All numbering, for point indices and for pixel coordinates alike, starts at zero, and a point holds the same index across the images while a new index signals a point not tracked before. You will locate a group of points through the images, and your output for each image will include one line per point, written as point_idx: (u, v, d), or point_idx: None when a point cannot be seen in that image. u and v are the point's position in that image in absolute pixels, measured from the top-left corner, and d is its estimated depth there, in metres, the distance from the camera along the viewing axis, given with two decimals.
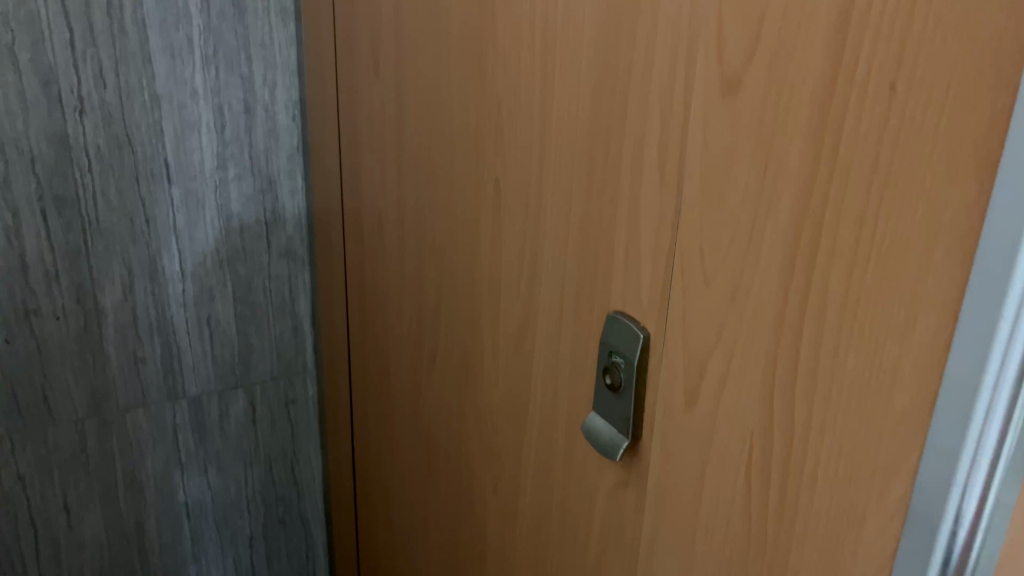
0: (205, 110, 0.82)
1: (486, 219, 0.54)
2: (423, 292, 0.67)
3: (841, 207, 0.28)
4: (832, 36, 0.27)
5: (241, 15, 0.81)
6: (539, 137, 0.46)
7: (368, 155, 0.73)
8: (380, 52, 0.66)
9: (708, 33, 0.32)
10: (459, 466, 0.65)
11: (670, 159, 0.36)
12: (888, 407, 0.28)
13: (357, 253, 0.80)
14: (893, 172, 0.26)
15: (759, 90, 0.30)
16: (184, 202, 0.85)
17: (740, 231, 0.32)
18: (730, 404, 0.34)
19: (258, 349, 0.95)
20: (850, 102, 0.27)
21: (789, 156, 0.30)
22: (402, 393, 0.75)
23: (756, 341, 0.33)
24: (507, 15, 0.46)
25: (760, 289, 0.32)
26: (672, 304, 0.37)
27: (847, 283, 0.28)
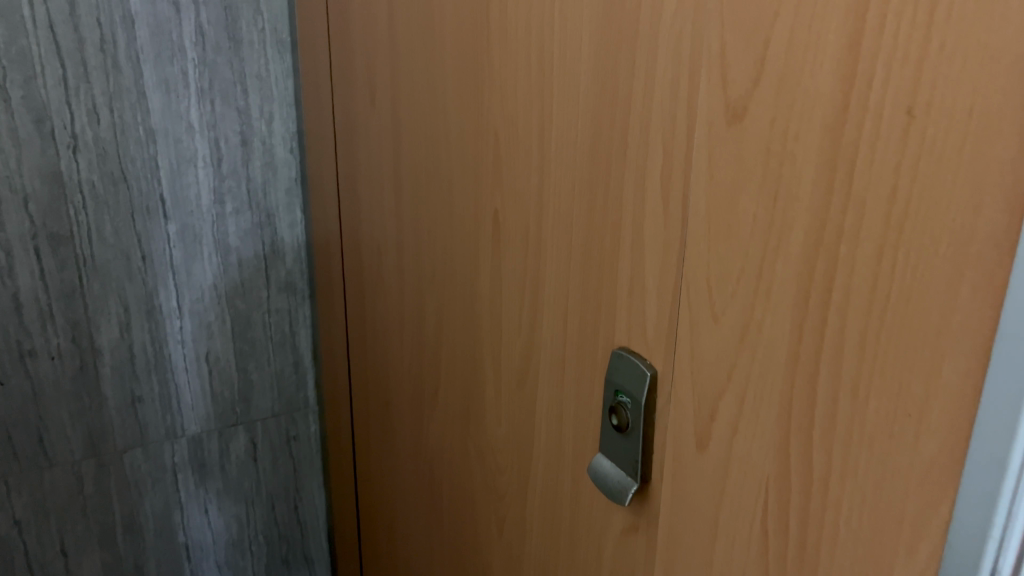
0: (201, 144, 0.81)
1: (485, 251, 0.52)
2: (423, 326, 0.65)
3: (858, 241, 0.26)
4: (842, 59, 0.26)
5: (237, 48, 0.81)
6: (538, 166, 0.44)
7: (366, 187, 0.72)
8: (377, 83, 0.65)
9: (710, 59, 0.31)
10: (463, 507, 0.63)
11: (674, 189, 0.34)
12: (915, 454, 0.26)
13: (357, 286, 0.79)
14: (913, 203, 0.24)
15: (765, 117, 0.29)
16: (181, 238, 0.83)
17: (750, 264, 0.31)
18: (743, 447, 0.33)
19: (258, 385, 0.93)
20: (864, 130, 0.25)
21: (801, 186, 0.28)
22: (404, 430, 0.73)
23: (769, 381, 0.31)
24: (503, 42, 0.45)
25: (772, 326, 0.30)
26: (680, 341, 0.35)
27: (865, 320, 0.27)
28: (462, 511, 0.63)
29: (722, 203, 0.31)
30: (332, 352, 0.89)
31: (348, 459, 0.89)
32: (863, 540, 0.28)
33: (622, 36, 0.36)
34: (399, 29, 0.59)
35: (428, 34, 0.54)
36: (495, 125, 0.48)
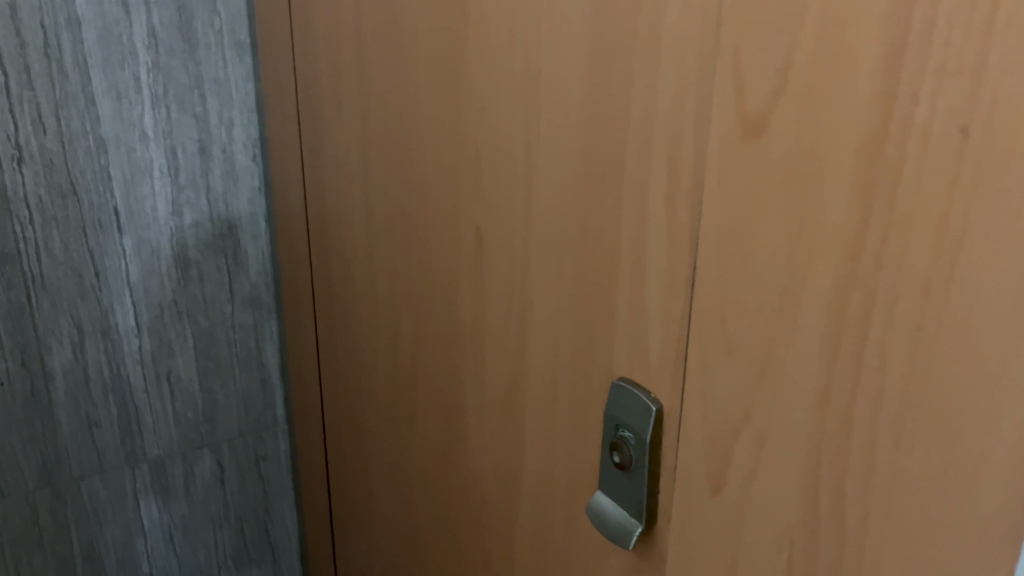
0: (157, 153, 0.77)
1: (466, 270, 0.49)
2: (398, 344, 0.61)
3: (900, 274, 0.24)
4: (882, 70, 0.23)
5: (193, 51, 0.76)
6: (523, 181, 0.41)
7: (334, 198, 0.68)
8: (344, 88, 0.61)
9: (722, 68, 0.28)
10: (445, 536, 0.59)
11: (681, 210, 0.31)
12: (970, 510, 0.23)
13: (326, 301, 0.75)
14: (968, 231, 0.22)
15: (789, 133, 0.26)
16: (137, 252, 0.79)
17: (770, 296, 0.28)
18: (763, 493, 0.30)
19: (223, 404, 0.89)
20: (909, 149, 0.23)
21: (830, 211, 0.25)
22: (379, 452, 0.69)
23: (793, 423, 0.28)
24: (480, 48, 0.42)
25: (797, 364, 0.27)
26: (689, 375, 0.32)
27: (909, 361, 0.24)
28: (445, 539, 0.59)
29: (737, 228, 0.28)
30: (300, 368, 0.85)
31: (320, 480, 0.85)
32: None
33: (617, 42, 0.33)
34: (366, 31, 0.55)
35: (398, 38, 0.51)
36: (474, 136, 0.44)
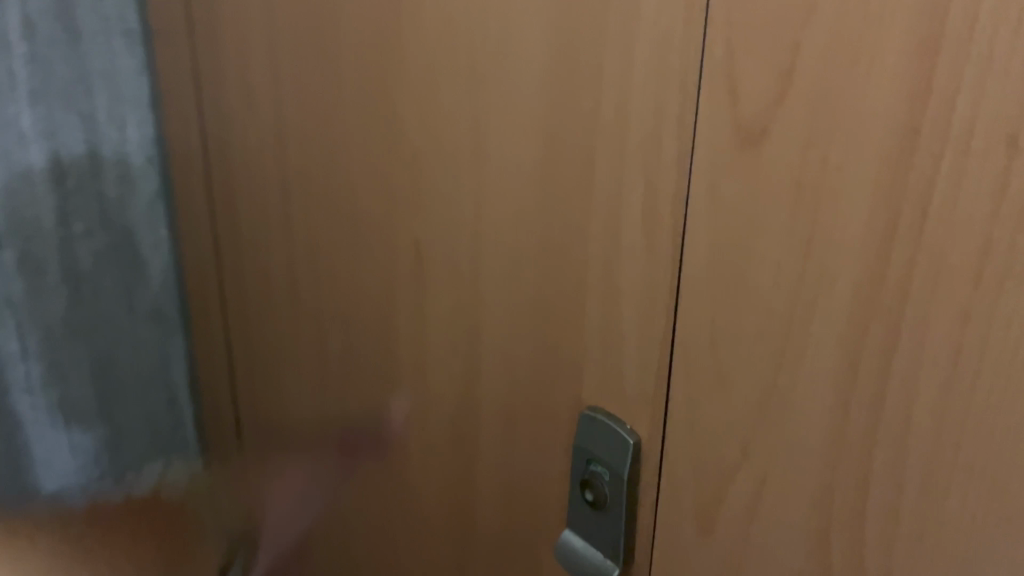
0: (38, 155, 0.69)
1: (403, 285, 0.44)
2: (325, 362, 0.56)
3: (933, 302, 0.21)
4: (913, 71, 0.20)
5: (76, 41, 0.68)
6: (466, 190, 0.37)
7: (246, 202, 0.62)
8: (254, 83, 0.55)
9: (710, 67, 0.25)
10: (386, 565, 0.55)
11: (663, 225, 0.28)
12: (1015, 560, 0.21)
13: (241, 315, 0.69)
14: (1016, 256, 0.19)
15: (794, 142, 0.23)
16: (20, 267, 0.71)
17: (773, 320, 0.25)
18: (764, 535, 0.27)
19: (127, 429, 0.81)
20: (945, 163, 0.20)
21: (846, 229, 0.22)
22: (306, 475, 0.64)
23: (801, 462, 0.25)
24: (408, 43, 0.37)
25: (805, 398, 0.25)
26: (673, 407, 0.29)
27: (943, 398, 0.21)
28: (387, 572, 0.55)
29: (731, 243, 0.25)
30: (213, 386, 0.78)
31: None
32: None
33: (581, 35, 0.29)
34: (276, 20, 0.49)
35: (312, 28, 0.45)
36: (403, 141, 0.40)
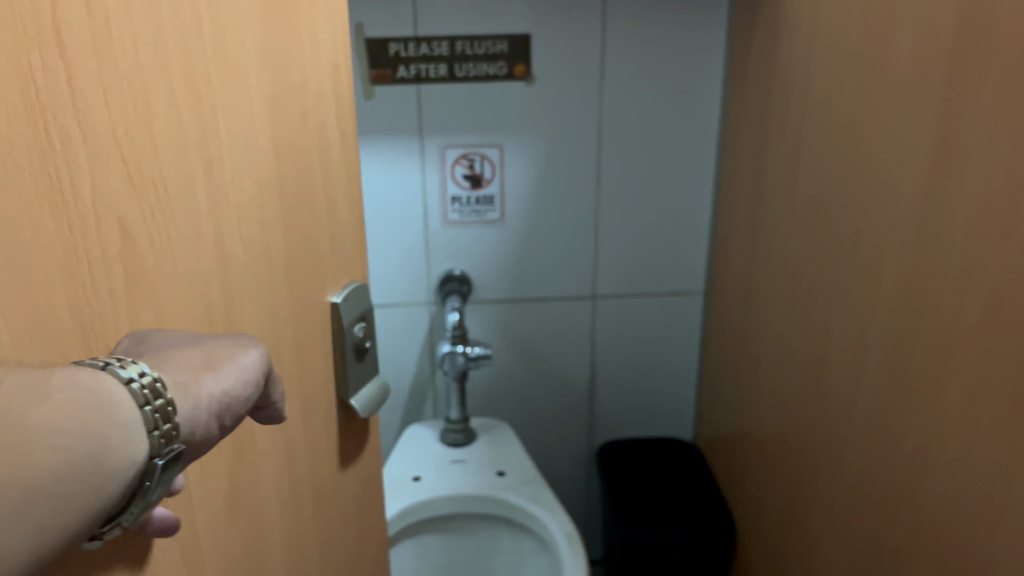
0: None
1: (184, 270, 0.56)
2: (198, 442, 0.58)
3: (322, 61, 0.75)
4: (316, 26, 0.73)
5: None
6: (233, 118, 0.61)
7: (36, 293, 0.42)
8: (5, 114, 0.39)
9: (288, 25, 0.68)
10: (290, 470, 0.74)
11: (292, 90, 0.69)
12: (332, 105, 0.78)
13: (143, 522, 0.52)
14: (326, 39, 0.75)
15: (296, 41, 0.70)
16: None
17: (320, 120, 0.75)
18: (332, 194, 0.79)
19: None
20: (317, 34, 0.74)
21: (312, 60, 0.73)
22: (274, 460, 0.71)
23: (323, 153, 0.76)
24: (184, 73, 0.54)
25: (317, 111, 0.74)
26: (327, 180, 0.77)
27: (323, 81, 0.75)
28: (962, 530, 0.91)
29: (303, 93, 0.71)
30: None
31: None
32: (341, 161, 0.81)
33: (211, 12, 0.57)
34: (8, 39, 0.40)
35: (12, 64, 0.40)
36: (19, 197, 0.41)
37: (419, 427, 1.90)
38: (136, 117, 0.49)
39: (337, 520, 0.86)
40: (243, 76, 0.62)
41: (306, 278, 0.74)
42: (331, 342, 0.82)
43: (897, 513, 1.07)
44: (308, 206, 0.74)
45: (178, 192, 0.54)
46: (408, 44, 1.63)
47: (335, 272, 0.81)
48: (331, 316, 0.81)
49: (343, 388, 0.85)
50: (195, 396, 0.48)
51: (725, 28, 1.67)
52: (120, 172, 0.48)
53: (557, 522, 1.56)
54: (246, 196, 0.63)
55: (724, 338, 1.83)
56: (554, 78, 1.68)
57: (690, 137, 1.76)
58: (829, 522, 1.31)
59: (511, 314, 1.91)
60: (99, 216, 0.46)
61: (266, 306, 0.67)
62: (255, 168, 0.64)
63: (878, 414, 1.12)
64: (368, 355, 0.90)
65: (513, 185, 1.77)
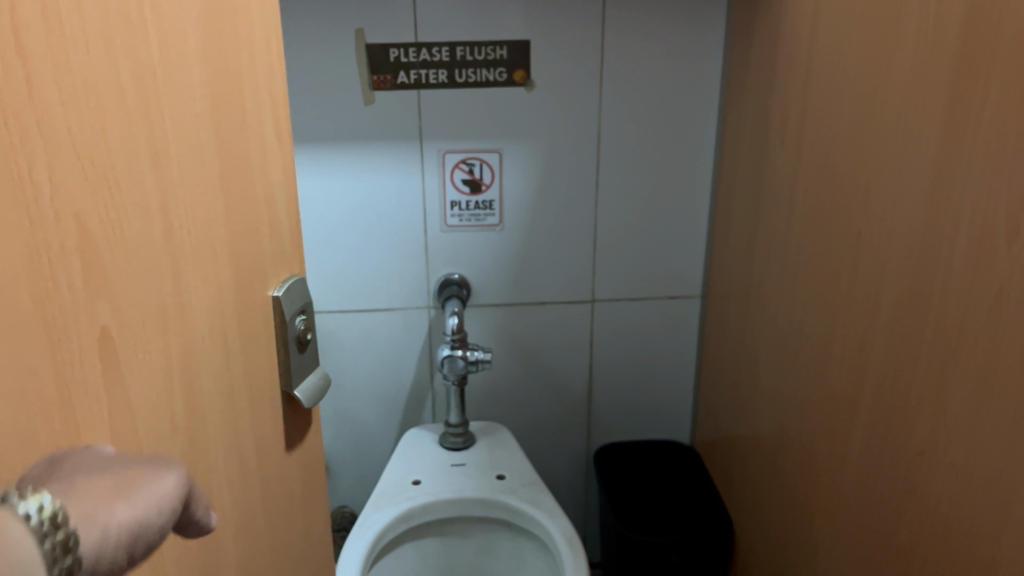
0: None
1: (141, 266, 0.56)
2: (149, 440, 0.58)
3: (261, 56, 0.74)
4: (254, 21, 0.73)
5: None
6: (182, 114, 0.61)
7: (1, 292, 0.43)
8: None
9: (228, 20, 0.68)
10: (244, 468, 0.74)
11: (234, 86, 0.69)
12: (274, 100, 0.77)
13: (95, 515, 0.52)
14: (264, 33, 0.75)
15: (237, 36, 0.70)
16: None
17: (262, 115, 0.75)
18: (276, 189, 0.79)
19: None
20: (256, 28, 0.73)
21: (252, 55, 0.72)
22: (228, 457, 0.71)
23: (267, 148, 0.76)
24: (134, 70, 0.55)
25: (259, 106, 0.74)
26: (269, 176, 0.77)
27: (264, 76, 0.75)
28: (969, 531, 0.94)
29: (244, 89, 0.71)
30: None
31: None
32: (285, 157, 0.80)
33: (155, 11, 0.57)
34: None
35: None
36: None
37: (419, 431, 1.92)
38: (89, 115, 0.49)
39: (291, 516, 0.86)
40: (186, 72, 0.61)
41: (252, 274, 0.74)
42: (274, 335, 0.79)
43: (901, 515, 1.10)
44: (251, 205, 0.73)
45: (131, 189, 0.54)
46: (408, 50, 1.64)
47: (279, 268, 0.80)
48: (273, 311, 0.78)
49: (289, 383, 0.82)
50: (102, 526, 0.42)
51: (724, 36, 1.70)
52: (77, 169, 0.48)
53: (558, 526, 1.58)
54: (194, 194, 0.63)
55: (722, 341, 1.86)
56: (557, 85, 1.71)
57: (687, 139, 1.79)
58: (829, 524, 1.34)
59: (511, 318, 1.93)
60: (59, 210, 0.47)
61: (214, 302, 0.67)
62: (200, 165, 0.64)
63: (880, 417, 1.15)
64: (312, 351, 0.86)
65: (513, 191, 1.79)
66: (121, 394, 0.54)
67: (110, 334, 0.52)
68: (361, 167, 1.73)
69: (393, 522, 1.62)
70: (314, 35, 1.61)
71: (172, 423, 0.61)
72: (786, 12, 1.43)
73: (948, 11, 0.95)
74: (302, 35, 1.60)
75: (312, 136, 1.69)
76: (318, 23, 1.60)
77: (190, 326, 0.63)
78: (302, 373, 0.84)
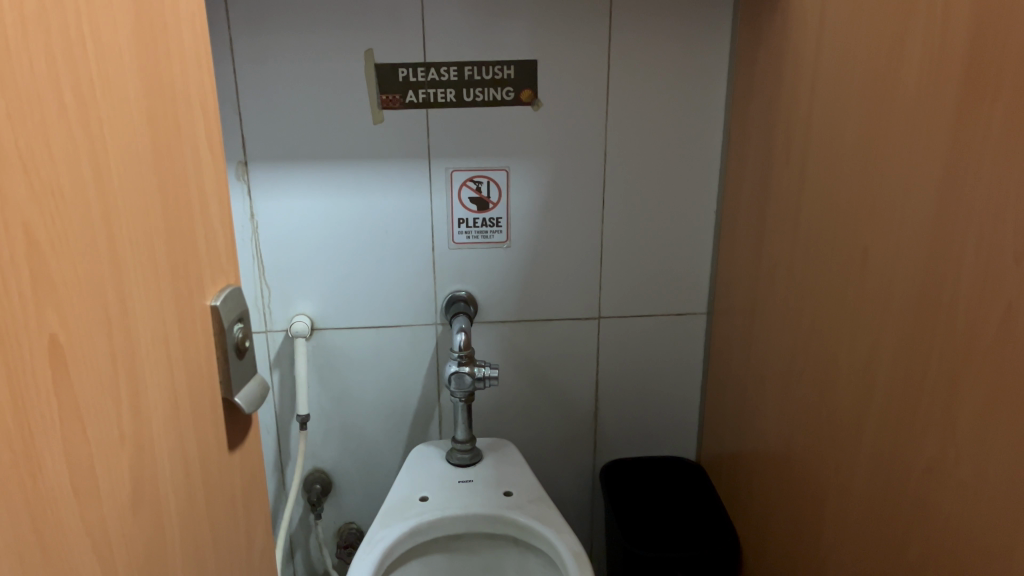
0: None
1: (80, 273, 0.60)
2: (88, 435, 0.61)
3: (197, 74, 0.78)
4: (189, 40, 0.77)
5: None
6: (124, 131, 0.65)
7: None
8: None
9: (165, 41, 0.72)
10: (187, 469, 0.77)
11: (172, 104, 0.73)
12: (210, 116, 0.81)
13: (40, 506, 0.56)
14: (198, 53, 0.79)
15: (175, 55, 0.74)
16: None
17: (198, 130, 0.78)
18: (213, 201, 0.82)
19: None
20: (191, 47, 0.77)
21: (188, 73, 0.76)
22: (170, 457, 0.74)
23: (204, 163, 0.80)
24: (76, 90, 0.59)
25: (196, 121, 0.78)
26: (206, 189, 0.80)
27: (200, 93, 0.79)
28: (980, 548, 0.95)
29: (180, 106, 0.75)
30: None
31: None
32: (222, 170, 0.84)
33: (94, 34, 0.61)
34: None
35: None
36: None
37: (427, 446, 1.95)
38: (34, 129, 0.54)
39: (237, 517, 0.89)
40: (125, 93, 0.65)
41: (191, 282, 0.77)
42: (214, 344, 0.82)
43: (911, 531, 1.11)
44: (187, 216, 0.76)
45: (76, 200, 0.59)
46: (418, 69, 1.67)
47: (216, 277, 0.83)
48: (212, 320, 0.81)
49: (229, 389, 0.84)
50: None
51: (729, 56, 1.74)
52: (24, 183, 0.53)
53: (565, 541, 1.60)
54: (135, 205, 0.67)
55: (728, 358, 1.88)
56: (564, 105, 1.74)
57: (695, 157, 1.82)
58: (837, 541, 1.35)
59: (516, 334, 1.95)
60: (7, 222, 0.51)
61: (154, 309, 0.70)
62: (142, 181, 0.68)
63: (888, 433, 1.16)
64: (249, 358, 0.89)
65: (520, 208, 1.82)
66: (71, 398, 0.59)
67: (59, 343, 0.57)
68: (369, 184, 1.76)
69: (401, 538, 1.63)
70: (327, 53, 1.64)
71: (119, 429, 0.66)
72: (790, 32, 1.46)
73: (954, 32, 0.97)
74: (315, 54, 1.64)
75: (318, 153, 1.72)
76: (329, 42, 1.63)
77: (133, 335, 0.67)
78: (241, 379, 0.87)
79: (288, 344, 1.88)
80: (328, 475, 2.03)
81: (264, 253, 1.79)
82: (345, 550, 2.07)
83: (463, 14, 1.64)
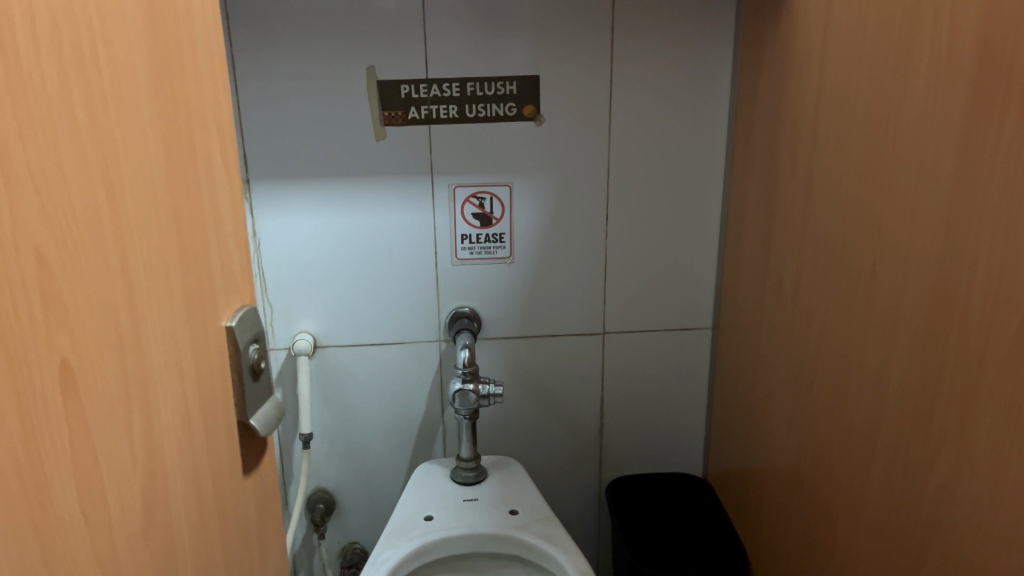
0: None
1: (93, 295, 0.58)
2: (96, 462, 0.59)
3: (212, 89, 0.76)
4: (204, 54, 0.75)
5: None
6: (137, 146, 0.63)
7: None
8: None
9: (180, 54, 0.70)
10: (200, 494, 0.75)
11: (187, 119, 0.71)
12: (225, 131, 0.79)
13: (48, 537, 0.53)
14: (213, 67, 0.77)
15: (189, 69, 0.72)
16: None
17: (214, 146, 0.77)
18: (228, 219, 0.80)
19: None
20: (206, 62, 0.76)
21: (203, 88, 0.75)
22: (183, 481, 0.71)
23: (219, 179, 0.78)
24: (89, 105, 0.57)
25: (211, 137, 0.76)
26: (222, 206, 0.78)
27: (215, 108, 0.77)
28: (996, 568, 0.92)
29: (194, 121, 0.73)
30: None
31: None
32: (236, 187, 0.82)
33: (107, 47, 0.59)
34: None
35: None
36: None
37: (431, 465, 1.92)
38: (46, 146, 0.52)
39: (249, 541, 0.86)
40: (139, 108, 0.63)
41: (206, 301, 0.75)
42: (230, 365, 0.80)
43: (926, 551, 1.08)
44: (202, 234, 0.74)
45: (87, 220, 0.57)
46: (420, 86, 1.66)
47: (230, 296, 0.81)
48: (227, 340, 0.79)
49: (243, 411, 0.82)
50: None
51: (733, 70, 1.73)
52: (36, 204, 0.51)
53: (573, 560, 1.57)
54: (147, 222, 0.65)
55: (735, 373, 1.85)
56: (570, 119, 1.73)
57: (699, 170, 1.81)
58: (848, 559, 1.32)
59: (522, 350, 1.92)
60: (17, 243, 0.49)
61: (168, 330, 0.68)
62: (156, 198, 0.66)
63: (901, 449, 1.14)
64: (264, 379, 0.86)
65: (523, 223, 1.80)
66: (82, 424, 0.57)
67: (70, 367, 0.55)
68: (372, 199, 1.74)
69: (407, 559, 1.60)
70: (334, 70, 1.63)
71: (131, 454, 0.63)
72: (794, 44, 1.45)
73: (963, 42, 0.96)
74: (320, 70, 1.62)
75: (324, 169, 1.70)
76: (334, 58, 1.62)
77: (146, 357, 0.65)
78: (256, 401, 0.84)
79: (291, 362, 1.86)
80: (331, 494, 2.00)
81: (266, 270, 1.77)
82: (349, 571, 2.04)
83: (468, 29, 1.63)
